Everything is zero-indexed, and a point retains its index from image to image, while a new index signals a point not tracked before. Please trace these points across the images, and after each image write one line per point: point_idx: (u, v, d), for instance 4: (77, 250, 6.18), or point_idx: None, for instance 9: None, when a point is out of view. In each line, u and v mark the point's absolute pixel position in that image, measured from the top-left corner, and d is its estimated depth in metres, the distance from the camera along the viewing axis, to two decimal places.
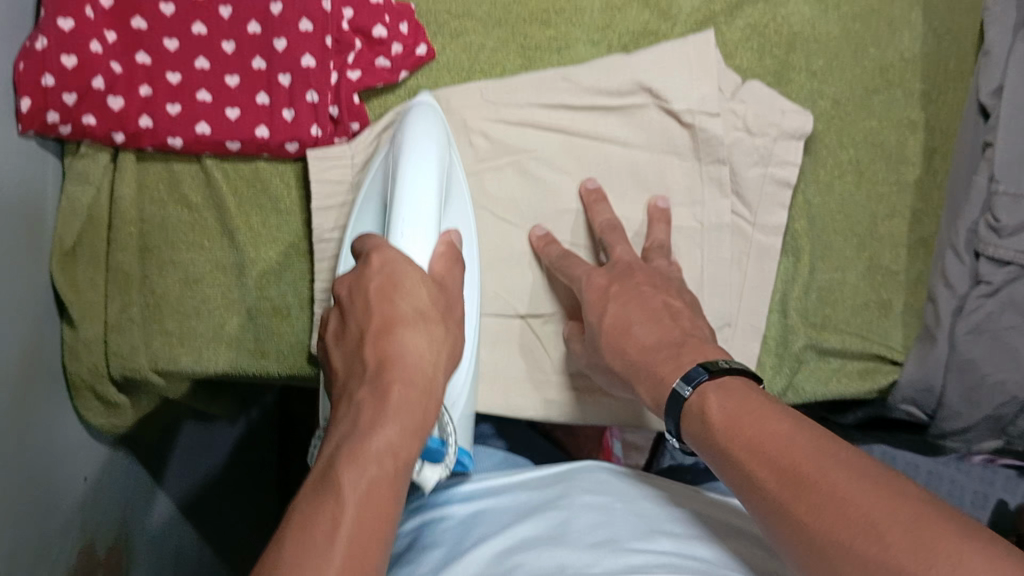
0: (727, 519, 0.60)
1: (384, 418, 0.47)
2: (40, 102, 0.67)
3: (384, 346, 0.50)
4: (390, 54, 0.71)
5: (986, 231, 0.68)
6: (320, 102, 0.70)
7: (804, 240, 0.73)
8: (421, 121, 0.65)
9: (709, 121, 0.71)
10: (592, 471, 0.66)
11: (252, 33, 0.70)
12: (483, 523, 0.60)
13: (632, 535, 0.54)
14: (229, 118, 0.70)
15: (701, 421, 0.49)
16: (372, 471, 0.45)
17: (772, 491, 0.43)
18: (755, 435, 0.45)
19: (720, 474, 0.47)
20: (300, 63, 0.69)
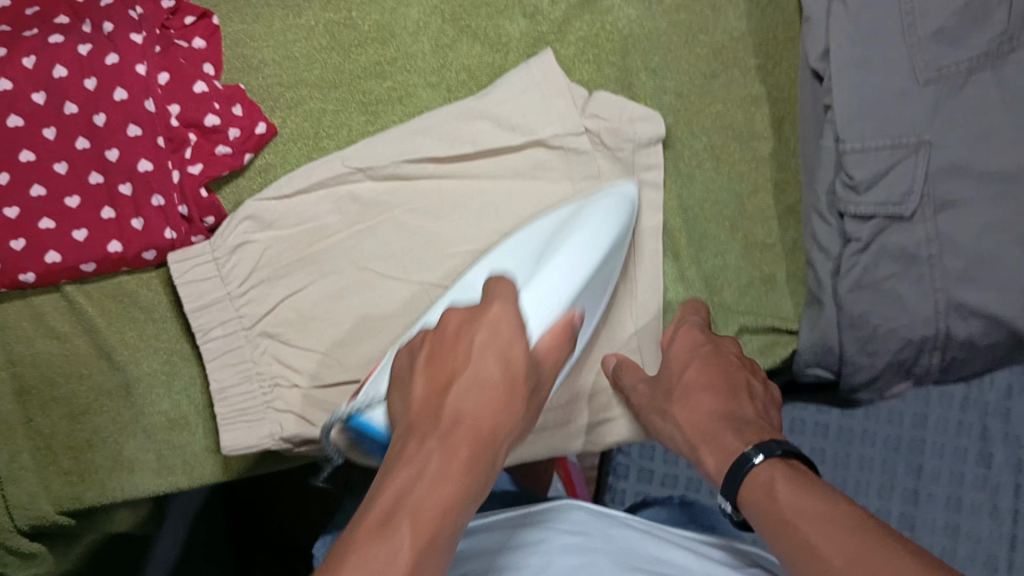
0: (707, 559, 0.60)
1: (434, 476, 0.42)
2: None
3: (460, 398, 0.45)
4: (229, 140, 0.70)
5: (844, 191, 0.70)
6: (167, 203, 0.68)
7: (680, 236, 0.74)
8: (607, 213, 0.67)
9: (577, 140, 0.72)
10: (573, 514, 0.65)
11: (82, 148, 0.68)
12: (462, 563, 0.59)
13: (618, 575, 0.53)
14: (77, 241, 0.68)
15: (768, 495, 0.52)
16: (408, 542, 0.39)
17: (835, 570, 0.44)
18: (825, 513, 0.48)
19: (775, 546, 0.49)
20: (137, 169, 0.68)
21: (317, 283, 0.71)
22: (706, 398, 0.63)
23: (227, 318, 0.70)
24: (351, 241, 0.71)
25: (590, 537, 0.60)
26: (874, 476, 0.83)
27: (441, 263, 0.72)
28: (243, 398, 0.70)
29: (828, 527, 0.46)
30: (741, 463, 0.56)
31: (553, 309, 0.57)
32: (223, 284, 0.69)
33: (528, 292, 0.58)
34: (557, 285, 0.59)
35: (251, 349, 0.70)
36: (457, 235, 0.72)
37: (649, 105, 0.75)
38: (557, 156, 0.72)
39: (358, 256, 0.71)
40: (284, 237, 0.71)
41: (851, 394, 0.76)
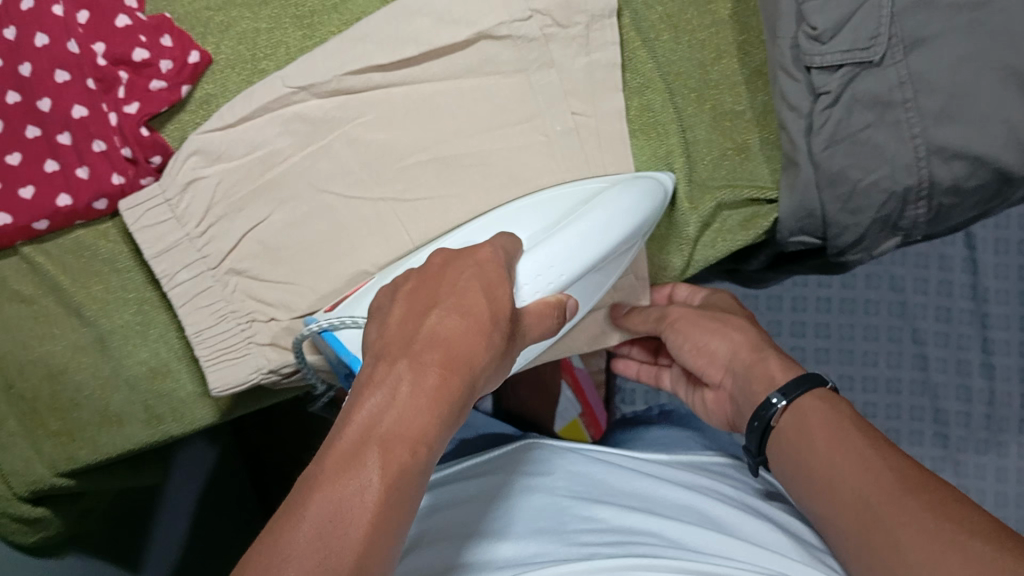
0: (682, 495, 0.65)
1: (399, 397, 0.44)
2: None
3: (432, 324, 0.47)
4: (162, 73, 0.66)
5: (806, 42, 0.66)
6: (109, 148, 0.66)
7: (646, 115, 0.71)
8: (636, 196, 0.65)
9: (523, 26, 0.68)
10: (541, 463, 0.71)
11: (13, 103, 0.65)
12: (446, 510, 0.65)
13: (577, 517, 0.60)
14: (24, 199, 0.65)
15: (805, 427, 0.59)
16: (354, 475, 0.41)
17: (878, 496, 0.52)
18: (868, 447, 0.55)
19: (811, 462, 0.58)
20: (72, 115, 0.65)
21: (273, 216, 0.69)
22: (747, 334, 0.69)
23: (187, 261, 0.68)
24: (308, 163, 0.69)
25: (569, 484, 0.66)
26: (879, 347, 1.03)
27: (400, 174, 0.70)
28: (220, 339, 0.68)
29: (871, 454, 0.55)
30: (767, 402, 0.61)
31: (551, 280, 0.58)
32: (182, 228, 0.68)
33: (527, 258, 0.58)
34: (562, 258, 0.59)
35: (220, 289, 0.69)
36: (413, 141, 0.70)
37: None
38: (507, 47, 0.68)
39: (317, 179, 0.69)
40: (235, 170, 0.68)
41: (839, 256, 0.75)
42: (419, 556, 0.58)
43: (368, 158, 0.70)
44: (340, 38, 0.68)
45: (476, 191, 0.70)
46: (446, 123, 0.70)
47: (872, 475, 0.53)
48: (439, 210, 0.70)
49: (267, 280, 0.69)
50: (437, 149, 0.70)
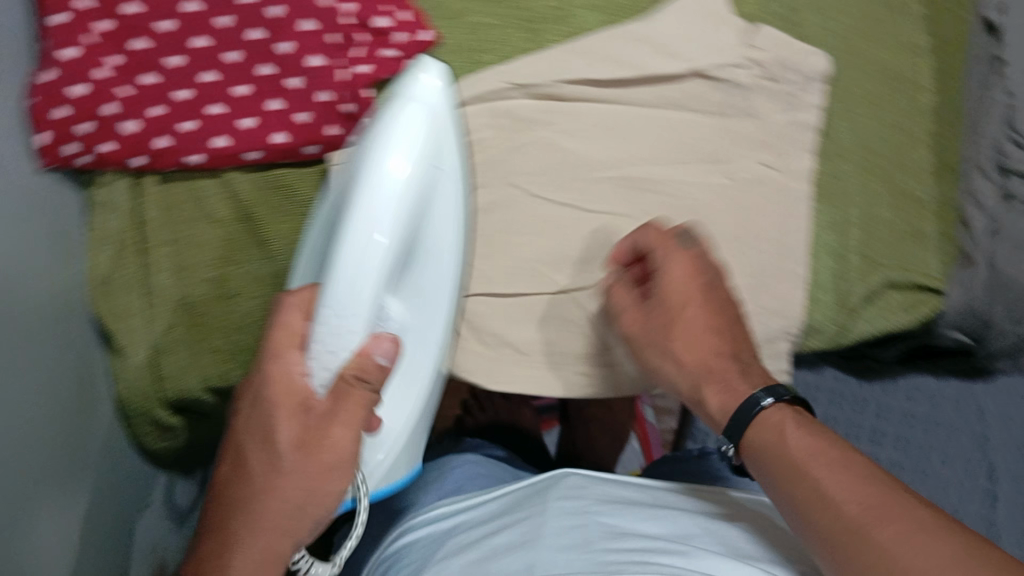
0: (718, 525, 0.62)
1: (302, 476, 0.55)
2: (58, 133, 0.67)
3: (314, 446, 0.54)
4: (394, 43, 0.71)
5: (1011, 148, 0.72)
6: (334, 100, 0.71)
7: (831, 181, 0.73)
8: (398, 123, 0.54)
9: (736, 72, 0.70)
10: (581, 480, 0.68)
11: (256, 39, 0.70)
12: (462, 535, 0.64)
13: (607, 535, 0.59)
14: (243, 128, 0.70)
15: (777, 437, 0.56)
16: (286, 545, 0.57)
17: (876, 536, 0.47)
18: (852, 479, 0.51)
19: (786, 489, 0.54)
20: (309, 64, 0.70)
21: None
22: (708, 339, 0.65)
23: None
24: (504, 157, 0.73)
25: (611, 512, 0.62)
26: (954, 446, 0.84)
27: (584, 185, 0.73)
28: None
29: (835, 475, 0.52)
30: (750, 404, 0.59)
31: (354, 322, 0.53)
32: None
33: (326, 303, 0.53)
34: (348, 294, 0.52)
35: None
36: (604, 157, 0.72)
37: (815, 46, 0.72)
38: (716, 89, 0.71)
39: (511, 171, 0.73)
40: None
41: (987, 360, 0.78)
42: (440, 566, 0.60)
43: (557, 161, 0.73)
44: (561, 49, 0.72)
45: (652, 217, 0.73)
46: (640, 149, 0.72)
47: (864, 486, 0.51)
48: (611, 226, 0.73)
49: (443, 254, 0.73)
50: (618, 170, 0.73)
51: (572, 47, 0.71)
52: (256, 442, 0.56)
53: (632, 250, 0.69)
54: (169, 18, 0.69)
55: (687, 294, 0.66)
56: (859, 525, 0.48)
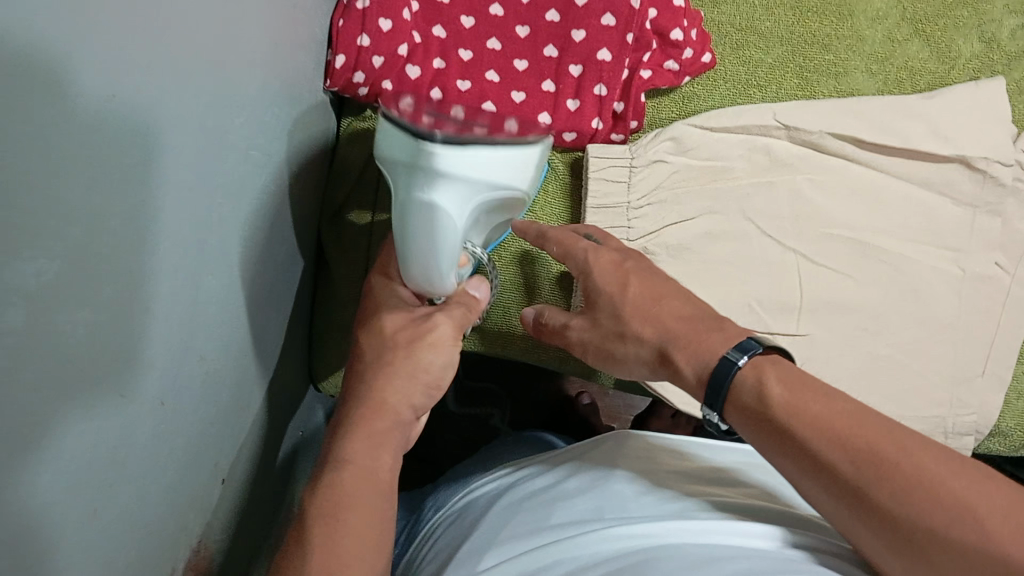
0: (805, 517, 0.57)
1: (402, 377, 0.53)
2: (352, 59, 0.69)
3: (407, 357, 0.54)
4: (681, 58, 0.73)
5: None
6: (607, 96, 0.73)
7: None
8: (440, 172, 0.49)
9: (1003, 169, 0.72)
10: (644, 441, 0.67)
11: (550, 20, 0.73)
12: (524, 489, 0.62)
13: (674, 488, 0.59)
14: (515, 100, 0.73)
15: (758, 395, 0.49)
16: (388, 460, 0.51)
17: (871, 490, 0.43)
18: (826, 422, 0.46)
19: (767, 451, 0.49)
20: (596, 55, 0.72)
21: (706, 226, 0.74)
22: (665, 306, 0.57)
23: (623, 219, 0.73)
24: (750, 191, 0.73)
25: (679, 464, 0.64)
26: None
27: (818, 238, 0.74)
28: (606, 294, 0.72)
29: (838, 427, 0.45)
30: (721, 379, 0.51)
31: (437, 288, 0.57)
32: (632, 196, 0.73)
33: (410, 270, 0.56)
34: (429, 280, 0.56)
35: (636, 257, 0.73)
36: (845, 217, 0.73)
37: None
38: (975, 180, 0.73)
39: (752, 207, 0.74)
40: (693, 169, 0.74)
41: None
42: (505, 513, 0.58)
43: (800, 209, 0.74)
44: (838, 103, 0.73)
45: (881, 286, 0.73)
46: (882, 218, 0.74)
47: (846, 417, 0.45)
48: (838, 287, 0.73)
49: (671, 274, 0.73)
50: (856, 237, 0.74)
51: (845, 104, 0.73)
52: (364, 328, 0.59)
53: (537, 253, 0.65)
54: None
55: (617, 274, 0.59)
56: (908, 475, 0.42)
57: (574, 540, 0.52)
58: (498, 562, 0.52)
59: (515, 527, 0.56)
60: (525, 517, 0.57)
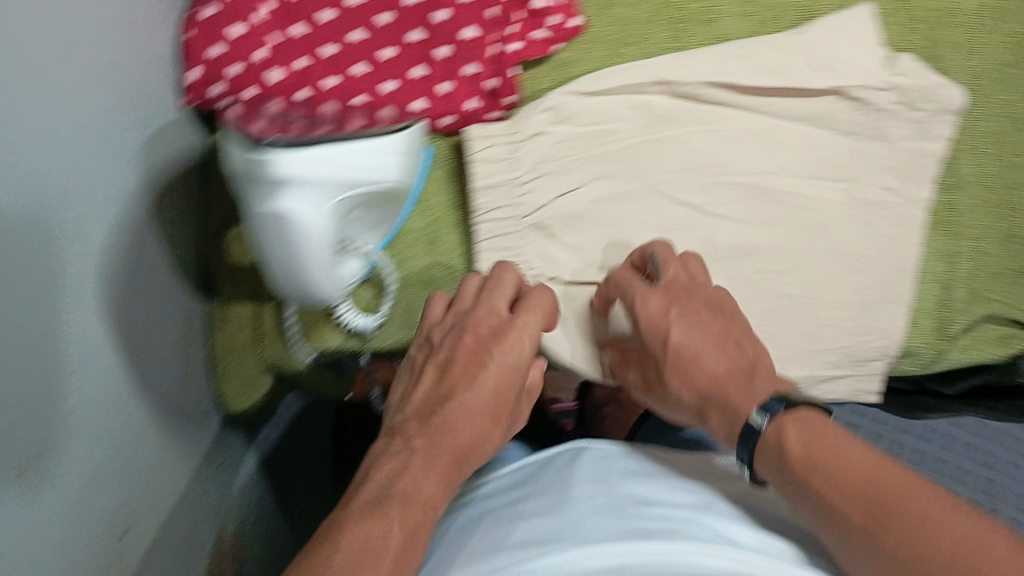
0: (747, 516, 0.56)
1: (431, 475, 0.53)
2: (206, 70, 0.67)
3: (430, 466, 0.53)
4: (547, 27, 0.72)
5: None
6: (479, 74, 0.71)
7: (954, 211, 0.75)
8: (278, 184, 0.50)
9: (877, 95, 0.71)
10: (595, 452, 0.64)
11: (411, 4, 0.70)
12: (488, 511, 0.60)
13: (633, 500, 0.57)
14: (385, 90, 0.70)
15: (777, 446, 0.49)
16: (401, 538, 0.49)
17: (880, 539, 0.43)
18: (842, 473, 0.46)
19: (793, 506, 0.48)
20: (461, 35, 0.70)
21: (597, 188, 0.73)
22: (716, 354, 0.57)
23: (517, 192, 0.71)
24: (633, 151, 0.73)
25: (641, 474, 0.61)
26: None
27: (708, 187, 0.73)
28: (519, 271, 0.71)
29: (851, 481, 0.45)
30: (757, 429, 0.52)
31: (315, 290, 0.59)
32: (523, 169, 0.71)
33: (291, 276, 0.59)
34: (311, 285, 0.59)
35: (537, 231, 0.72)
36: (731, 162, 0.73)
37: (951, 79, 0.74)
38: (854, 108, 0.72)
39: (638, 166, 0.73)
40: (576, 136, 0.73)
41: None
42: (466, 533, 0.58)
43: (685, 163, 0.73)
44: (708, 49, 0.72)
45: (778, 229, 0.73)
46: (770, 157, 0.73)
47: (864, 464, 0.46)
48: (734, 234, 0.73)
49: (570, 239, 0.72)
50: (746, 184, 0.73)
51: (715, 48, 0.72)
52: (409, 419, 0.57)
53: (607, 295, 0.66)
54: None
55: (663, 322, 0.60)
56: (927, 539, 0.41)
57: (533, 562, 0.50)
58: None
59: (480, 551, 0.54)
60: (486, 535, 0.56)
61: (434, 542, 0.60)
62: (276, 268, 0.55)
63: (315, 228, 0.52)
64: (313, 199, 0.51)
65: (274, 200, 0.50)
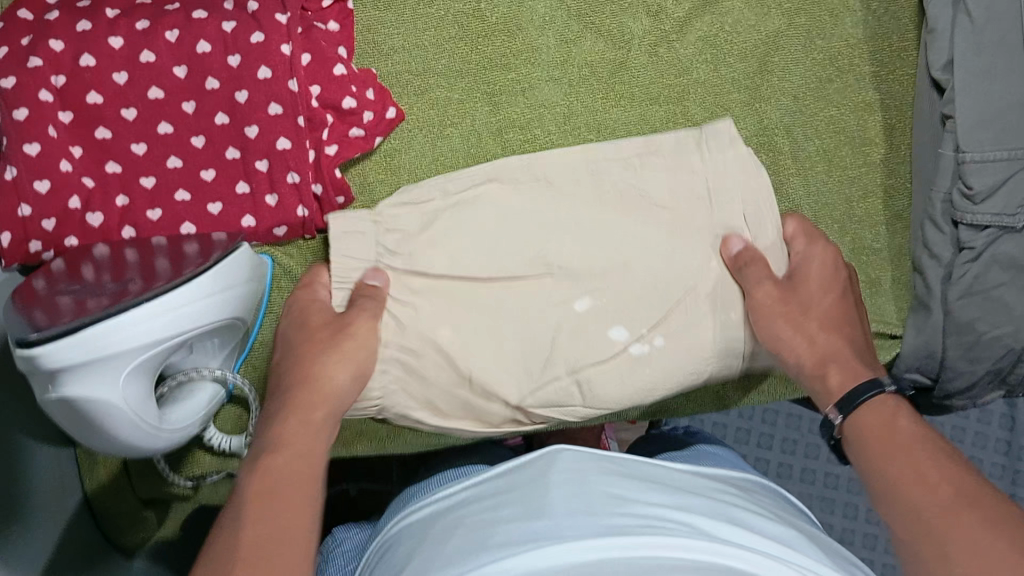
0: (701, 520, 0.52)
1: (332, 358, 0.63)
2: (21, 231, 0.67)
3: (315, 369, 0.63)
4: (363, 123, 0.72)
5: (960, 200, 0.71)
6: (301, 181, 0.71)
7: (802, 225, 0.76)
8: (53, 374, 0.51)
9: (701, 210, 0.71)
10: (579, 453, 0.60)
11: (220, 123, 0.70)
12: (459, 516, 0.56)
13: (609, 501, 0.53)
14: (212, 213, 0.71)
15: (890, 419, 0.57)
16: (314, 441, 0.57)
17: (923, 521, 0.48)
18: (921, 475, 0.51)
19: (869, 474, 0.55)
20: (276, 146, 0.70)
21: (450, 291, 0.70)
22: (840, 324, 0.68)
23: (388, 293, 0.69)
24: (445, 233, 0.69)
25: (624, 479, 0.57)
26: None
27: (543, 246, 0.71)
28: (395, 397, 0.69)
29: (935, 458, 0.52)
30: (859, 390, 0.60)
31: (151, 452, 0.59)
32: (399, 256, 0.69)
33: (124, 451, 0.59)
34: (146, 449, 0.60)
35: (415, 360, 0.68)
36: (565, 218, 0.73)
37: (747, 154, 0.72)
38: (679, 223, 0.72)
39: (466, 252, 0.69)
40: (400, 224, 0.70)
41: (944, 401, 0.78)
42: (438, 540, 0.54)
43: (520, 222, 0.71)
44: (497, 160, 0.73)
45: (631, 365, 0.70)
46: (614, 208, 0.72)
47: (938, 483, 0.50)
48: (607, 315, 0.70)
49: (456, 350, 0.69)
50: (593, 279, 0.70)
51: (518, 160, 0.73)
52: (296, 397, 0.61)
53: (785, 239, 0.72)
54: (130, 105, 0.68)
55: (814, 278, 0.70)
56: (932, 519, 0.48)
57: (502, 567, 0.46)
58: None
59: (448, 552, 0.51)
60: (460, 541, 0.52)
61: (405, 548, 0.56)
62: (81, 434, 0.55)
63: (91, 392, 0.52)
64: (76, 368, 0.51)
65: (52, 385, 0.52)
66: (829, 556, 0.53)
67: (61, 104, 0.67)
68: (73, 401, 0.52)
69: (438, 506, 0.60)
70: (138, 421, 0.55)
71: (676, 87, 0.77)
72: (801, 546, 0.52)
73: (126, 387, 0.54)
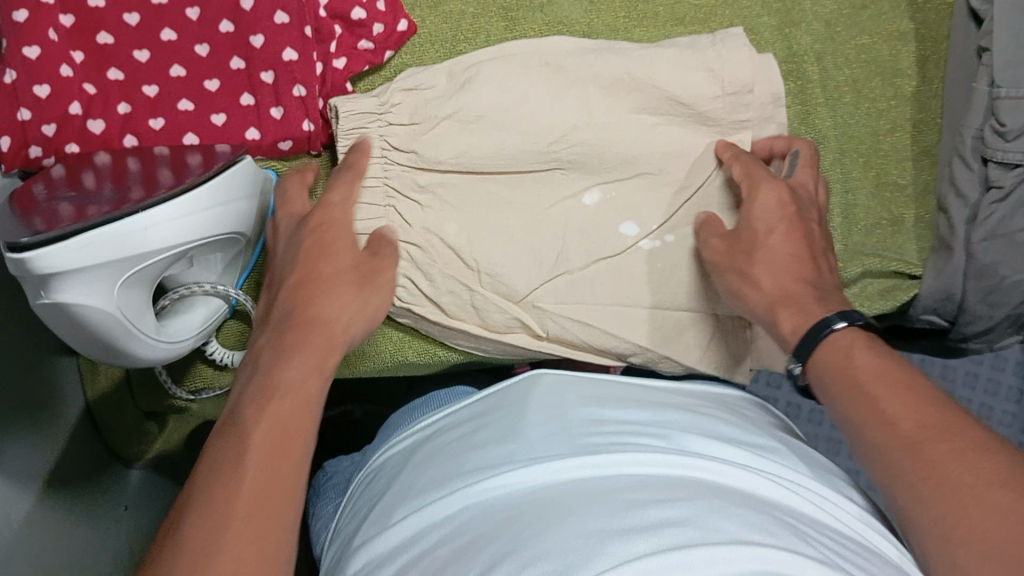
0: (684, 437, 0.51)
1: (337, 292, 0.56)
2: (20, 136, 0.65)
3: (304, 295, 0.56)
4: (372, 35, 0.69)
5: (991, 136, 0.68)
6: (308, 95, 0.69)
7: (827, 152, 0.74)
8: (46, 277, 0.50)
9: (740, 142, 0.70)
10: (558, 378, 0.60)
11: (225, 32, 0.67)
12: (438, 440, 0.56)
13: (585, 423, 0.53)
14: (215, 125, 0.69)
15: (845, 359, 0.52)
16: (315, 383, 0.51)
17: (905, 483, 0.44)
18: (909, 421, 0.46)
19: (836, 411, 0.51)
20: (281, 57, 0.68)
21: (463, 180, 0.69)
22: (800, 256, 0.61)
23: (395, 188, 0.68)
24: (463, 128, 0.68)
25: (609, 407, 0.56)
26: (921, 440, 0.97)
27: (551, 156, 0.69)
28: (400, 289, 0.69)
29: (897, 395, 0.48)
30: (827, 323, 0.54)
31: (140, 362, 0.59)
32: (405, 152, 0.68)
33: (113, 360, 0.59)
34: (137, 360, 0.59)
35: (423, 254, 0.68)
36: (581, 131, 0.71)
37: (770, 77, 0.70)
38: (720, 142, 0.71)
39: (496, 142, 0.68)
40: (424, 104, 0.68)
41: (961, 343, 0.76)
42: (419, 470, 0.53)
43: (527, 131, 0.68)
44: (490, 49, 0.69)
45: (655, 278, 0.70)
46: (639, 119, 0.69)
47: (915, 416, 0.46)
48: (616, 210, 0.70)
49: (461, 246, 0.68)
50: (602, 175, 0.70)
51: (529, 52, 0.70)
52: (282, 322, 0.55)
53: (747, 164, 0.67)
54: (133, 10, 0.66)
55: (776, 218, 0.62)
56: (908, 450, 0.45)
57: (478, 487, 0.47)
58: (415, 512, 0.48)
59: (428, 478, 0.51)
60: (438, 469, 0.52)
61: (388, 480, 0.56)
62: (74, 339, 0.55)
63: (85, 300, 0.52)
64: (68, 275, 0.51)
65: (45, 291, 0.51)
66: (806, 466, 0.53)
67: (62, 7, 0.65)
68: (64, 307, 0.52)
69: (421, 433, 0.61)
70: (126, 329, 0.55)
71: (703, 7, 0.73)
72: (777, 454, 0.53)
73: (119, 296, 0.54)
